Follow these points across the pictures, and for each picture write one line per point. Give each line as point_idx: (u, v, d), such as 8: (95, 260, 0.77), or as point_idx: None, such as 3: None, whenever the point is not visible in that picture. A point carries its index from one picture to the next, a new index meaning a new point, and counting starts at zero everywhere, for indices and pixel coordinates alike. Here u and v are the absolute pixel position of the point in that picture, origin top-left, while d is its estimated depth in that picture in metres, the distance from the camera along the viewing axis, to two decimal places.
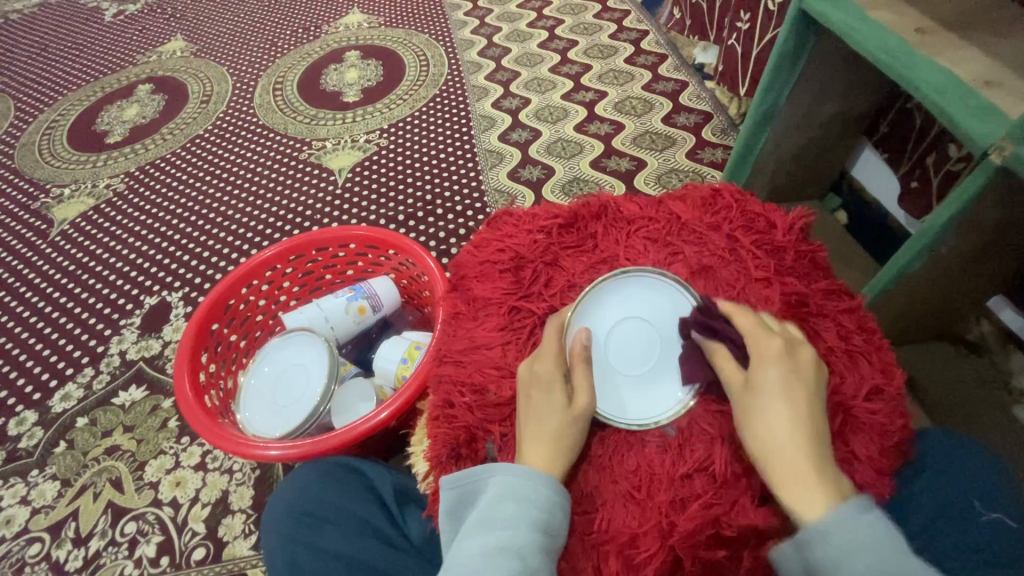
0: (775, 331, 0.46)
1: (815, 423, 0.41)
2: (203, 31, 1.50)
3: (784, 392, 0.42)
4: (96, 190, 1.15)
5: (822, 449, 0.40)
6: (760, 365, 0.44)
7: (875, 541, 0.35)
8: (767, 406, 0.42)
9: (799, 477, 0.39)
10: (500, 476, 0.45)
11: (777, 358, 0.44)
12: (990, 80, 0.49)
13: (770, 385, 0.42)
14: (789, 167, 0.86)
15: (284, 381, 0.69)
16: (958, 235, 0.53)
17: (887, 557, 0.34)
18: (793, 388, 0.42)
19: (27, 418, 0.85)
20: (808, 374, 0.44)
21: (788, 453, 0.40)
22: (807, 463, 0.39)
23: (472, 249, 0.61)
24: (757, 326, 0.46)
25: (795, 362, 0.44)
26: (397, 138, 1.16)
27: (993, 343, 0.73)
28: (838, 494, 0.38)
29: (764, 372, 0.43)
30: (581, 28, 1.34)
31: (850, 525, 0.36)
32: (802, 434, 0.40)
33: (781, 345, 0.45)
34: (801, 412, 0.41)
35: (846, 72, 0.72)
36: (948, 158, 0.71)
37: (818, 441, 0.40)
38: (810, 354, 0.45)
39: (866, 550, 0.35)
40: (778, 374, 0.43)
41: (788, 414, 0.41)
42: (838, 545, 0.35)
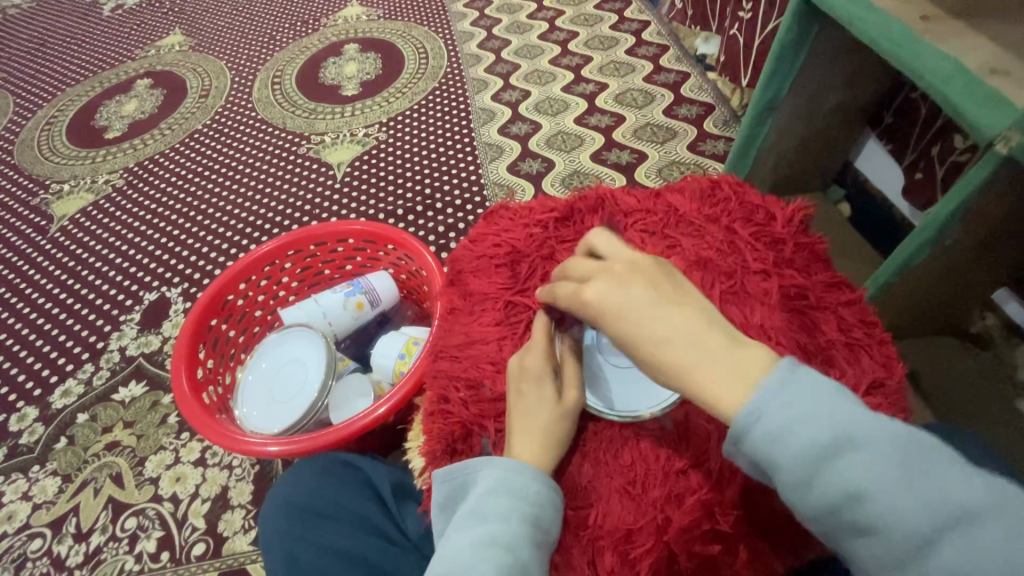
0: (593, 275, 0.44)
1: (682, 325, 0.39)
2: (202, 24, 1.49)
3: (638, 332, 0.39)
4: (95, 186, 1.15)
5: (707, 346, 0.38)
6: (604, 322, 0.41)
7: (815, 413, 0.34)
8: (639, 353, 0.39)
9: (712, 394, 0.36)
10: (491, 469, 0.44)
11: (607, 304, 0.41)
12: (996, 67, 0.48)
13: (626, 335, 0.40)
14: (791, 158, 0.84)
15: (280, 377, 0.69)
16: (962, 226, 0.52)
17: (822, 424, 0.34)
18: (641, 320, 0.39)
19: (28, 414, 0.85)
20: (641, 292, 0.41)
21: (689, 382, 0.37)
22: (706, 367, 0.37)
23: (469, 243, 0.61)
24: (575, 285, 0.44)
25: (625, 292, 0.41)
26: (396, 132, 1.15)
27: (997, 337, 0.72)
28: (747, 380, 0.36)
29: (612, 325, 0.41)
30: (582, 19, 1.32)
31: (785, 403, 0.34)
32: (682, 346, 0.38)
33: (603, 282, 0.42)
34: (664, 339, 0.38)
35: (849, 61, 0.71)
36: (954, 148, 0.70)
37: (698, 345, 0.38)
38: (625, 274, 0.42)
39: (807, 428, 0.34)
40: (620, 319, 0.40)
41: (656, 349, 0.38)
42: (776, 429, 0.34)
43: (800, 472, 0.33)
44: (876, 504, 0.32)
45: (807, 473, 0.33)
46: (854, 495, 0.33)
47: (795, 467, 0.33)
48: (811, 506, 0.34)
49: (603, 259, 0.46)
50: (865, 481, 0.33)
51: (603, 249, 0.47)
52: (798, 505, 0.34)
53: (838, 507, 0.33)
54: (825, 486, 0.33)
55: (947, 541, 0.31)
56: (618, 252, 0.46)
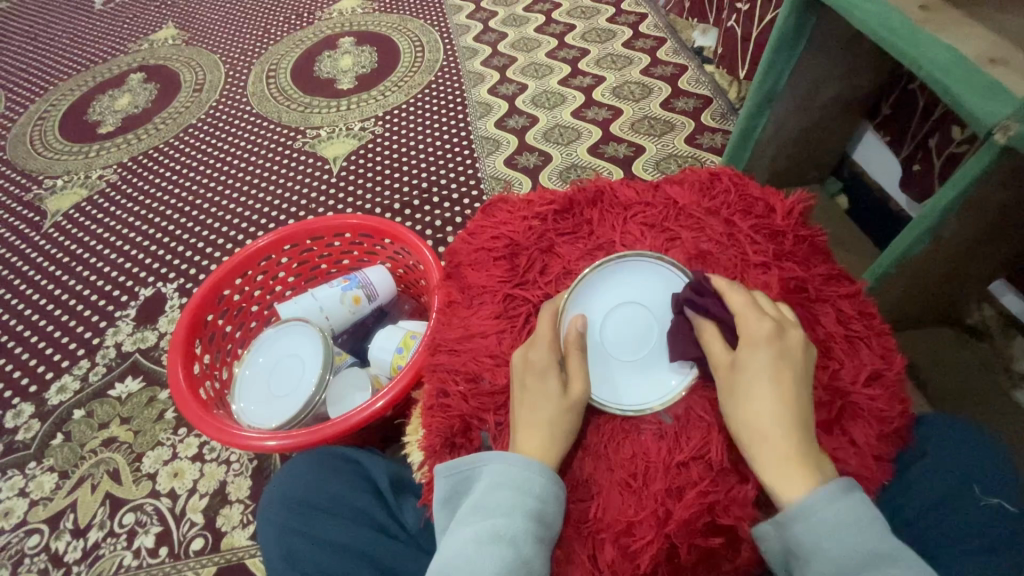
0: (766, 311, 0.46)
1: (798, 407, 0.42)
2: (195, 18, 1.47)
3: (772, 377, 0.42)
4: (89, 181, 1.14)
5: (807, 432, 0.41)
6: (750, 348, 0.44)
7: (863, 531, 0.37)
8: (753, 390, 0.42)
9: (779, 459, 0.40)
10: (495, 464, 0.44)
11: (766, 341, 0.43)
12: (995, 57, 0.48)
13: (755, 370, 0.43)
14: (789, 151, 0.84)
15: (280, 372, 0.69)
16: (961, 218, 0.52)
17: (867, 541, 0.36)
18: (781, 373, 0.42)
19: (23, 411, 0.85)
20: (797, 357, 0.43)
21: (769, 437, 0.41)
22: (792, 446, 0.40)
23: (466, 236, 0.61)
24: (748, 307, 0.46)
25: (783, 343, 0.44)
26: (393, 126, 1.14)
27: (994, 329, 0.72)
28: (817, 476, 0.40)
29: (751, 357, 0.43)
30: (578, 12, 1.32)
31: (838, 512, 0.38)
32: (788, 419, 0.41)
33: (769, 329, 0.44)
34: (785, 396, 0.42)
35: (848, 52, 0.71)
36: (951, 139, 0.70)
37: (803, 425, 0.41)
38: (798, 333, 0.45)
39: (848, 536, 0.37)
40: (765, 357, 0.43)
41: (771, 397, 0.42)
42: (822, 531, 0.37)
43: (831, 569, 0.37)
44: None
45: (837, 574, 0.36)
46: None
47: (829, 564, 0.37)
48: None
49: (776, 309, 0.47)
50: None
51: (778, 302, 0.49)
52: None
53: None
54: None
55: None
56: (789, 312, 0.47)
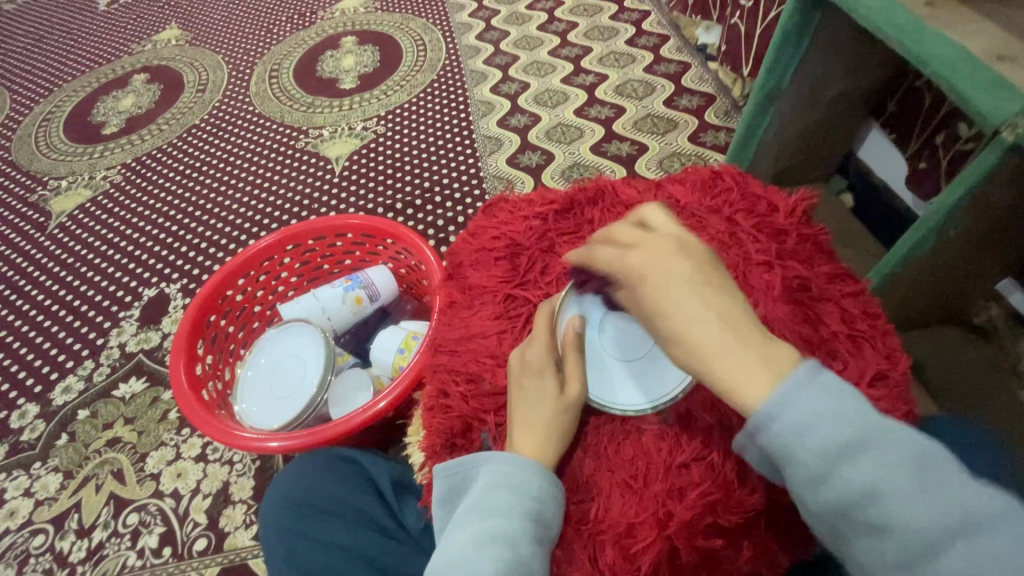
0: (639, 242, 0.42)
1: (718, 312, 0.37)
2: (198, 19, 1.47)
3: (676, 300, 0.38)
4: (93, 182, 1.14)
5: (739, 332, 0.37)
6: (637, 286, 0.40)
7: (833, 413, 0.34)
8: (668, 321, 0.38)
9: (732, 376, 0.36)
10: (494, 464, 0.44)
11: (640, 278, 0.40)
12: (1003, 54, 0.47)
13: (659, 303, 0.38)
14: (793, 149, 0.83)
15: (280, 372, 0.69)
16: (967, 216, 0.52)
17: (839, 424, 0.34)
18: (681, 290, 0.38)
19: (29, 411, 0.85)
20: (688, 266, 0.39)
21: (709, 360, 0.37)
22: (736, 357, 0.36)
23: (467, 236, 0.60)
24: (615, 252, 0.43)
25: (664, 264, 0.40)
26: (395, 125, 1.14)
27: (1001, 329, 0.72)
28: (775, 369, 0.36)
29: (647, 293, 0.39)
30: (581, 10, 1.31)
31: (806, 399, 0.35)
32: (715, 331, 0.37)
33: (642, 259, 0.41)
34: (700, 311, 0.37)
35: (852, 49, 0.70)
36: (958, 137, 0.69)
37: (732, 328, 0.37)
38: (673, 245, 0.41)
39: (824, 426, 0.34)
40: (659, 286, 0.39)
41: (688, 318, 0.37)
42: (793, 427, 0.34)
43: (814, 468, 0.34)
44: (888, 507, 0.33)
45: (821, 470, 0.34)
46: (864, 495, 0.33)
47: (811, 463, 0.34)
48: (818, 504, 0.34)
49: (645, 229, 0.44)
50: (877, 482, 0.33)
51: (651, 222, 0.45)
52: (808, 502, 0.35)
53: (847, 507, 0.34)
54: (839, 485, 0.33)
55: (954, 552, 0.32)
56: (667, 228, 0.44)
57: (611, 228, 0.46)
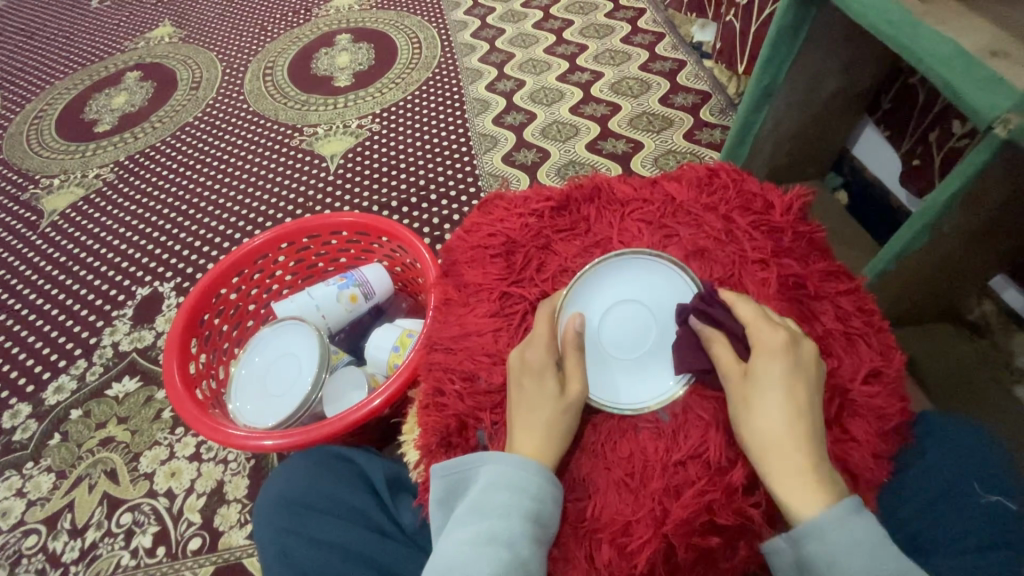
0: (779, 323, 0.45)
1: (812, 420, 0.41)
2: (192, 16, 1.46)
3: (784, 387, 0.41)
4: (86, 180, 1.13)
5: (821, 451, 0.40)
6: (766, 362, 0.42)
7: (876, 547, 0.36)
8: (768, 400, 0.41)
9: (794, 472, 0.39)
10: (492, 464, 0.44)
11: (781, 353, 0.42)
12: (996, 50, 0.47)
13: (770, 381, 0.42)
14: (788, 146, 0.84)
15: (276, 370, 0.68)
16: (960, 213, 0.52)
17: (882, 557, 0.36)
18: (795, 382, 0.42)
19: (21, 411, 0.84)
20: (808, 366, 0.43)
21: (785, 448, 0.40)
22: (808, 462, 0.39)
23: (463, 233, 0.60)
24: (759, 315, 0.45)
25: (795, 353, 0.43)
26: (390, 123, 1.14)
27: (994, 324, 0.72)
28: (828, 492, 0.38)
29: (763, 366, 0.42)
30: (577, 7, 1.31)
31: (857, 529, 0.37)
32: (802, 430, 0.40)
33: (784, 340, 0.43)
34: (798, 409, 0.41)
35: (846, 47, 0.70)
36: (951, 134, 0.69)
37: (815, 440, 0.40)
38: (808, 344, 0.44)
39: (862, 560, 0.36)
40: (778, 369, 0.42)
41: (783, 406, 0.41)
42: (837, 543, 0.37)
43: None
44: None
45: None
46: None
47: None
48: None
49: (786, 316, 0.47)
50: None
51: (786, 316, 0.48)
52: None
53: None
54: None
55: None
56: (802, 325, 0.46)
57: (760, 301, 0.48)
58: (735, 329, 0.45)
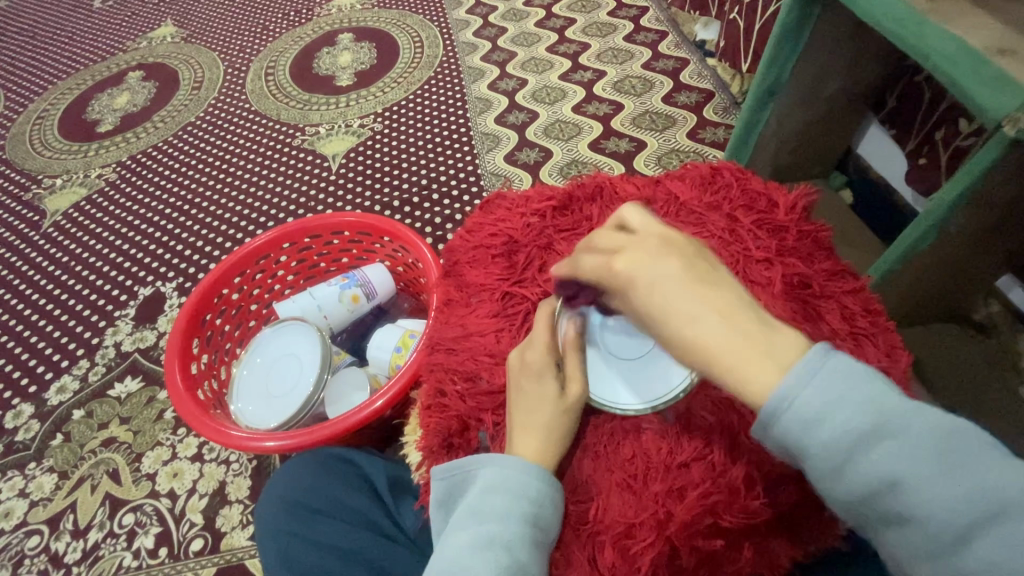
0: (618, 246, 0.41)
1: (715, 304, 0.36)
2: (194, 15, 1.46)
3: (675, 300, 0.36)
4: (88, 180, 1.13)
5: (738, 324, 0.35)
6: (632, 295, 0.38)
7: (839, 403, 0.32)
8: (670, 325, 0.36)
9: (742, 374, 0.34)
10: (492, 467, 0.44)
11: (635, 276, 0.38)
12: (1004, 48, 0.47)
13: (656, 308, 0.37)
14: (793, 145, 0.83)
15: (276, 371, 0.68)
16: (967, 211, 0.51)
17: (849, 413, 0.32)
18: (679, 286, 0.37)
19: (23, 411, 0.85)
20: (676, 260, 0.38)
21: (710, 356, 0.35)
22: (735, 347, 0.35)
23: (465, 233, 0.60)
24: (597, 257, 0.41)
25: (651, 263, 0.38)
26: (392, 122, 1.14)
27: (1002, 324, 0.72)
28: (780, 363, 0.34)
29: (641, 296, 0.37)
30: (579, 5, 1.30)
31: (813, 391, 0.32)
32: (710, 325, 0.35)
33: (627, 261, 0.39)
34: (699, 311, 0.36)
35: (851, 45, 0.70)
36: (958, 133, 0.68)
37: (734, 327, 0.35)
38: (656, 244, 0.39)
39: (837, 413, 0.32)
40: (656, 292, 0.37)
41: (685, 321, 0.36)
42: (802, 420, 0.32)
43: (828, 460, 0.32)
44: (914, 495, 0.30)
45: (836, 463, 0.32)
46: (886, 485, 0.31)
47: (823, 456, 0.32)
48: (839, 495, 0.32)
49: (629, 229, 0.42)
50: (897, 471, 0.31)
51: (629, 218, 0.43)
52: (827, 493, 0.33)
53: (870, 498, 0.31)
54: (854, 476, 0.31)
55: (992, 536, 0.29)
56: (647, 224, 0.42)
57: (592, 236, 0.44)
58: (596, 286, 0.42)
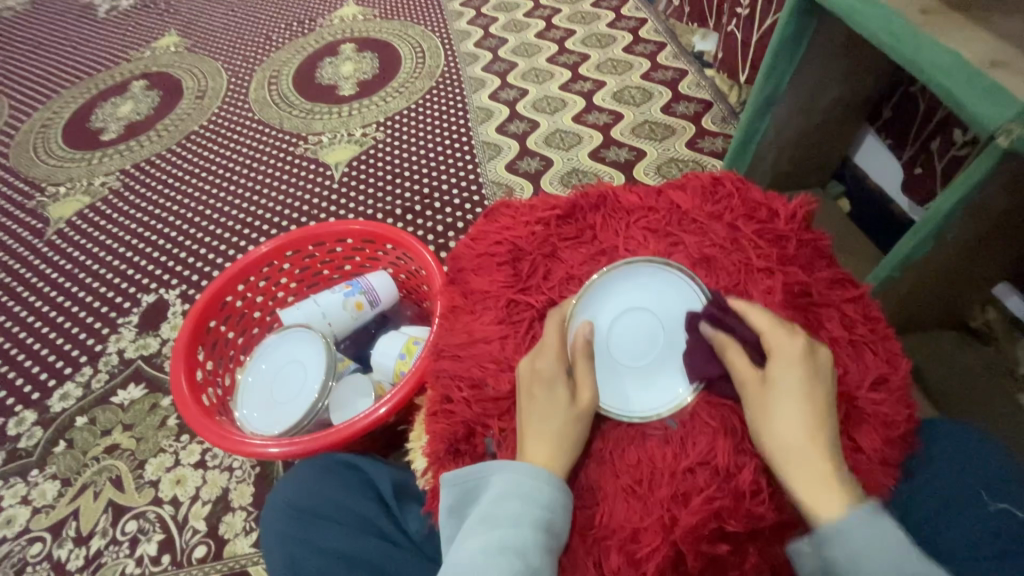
0: (794, 328, 0.45)
1: (829, 426, 0.41)
2: (197, 25, 1.48)
3: (803, 394, 0.41)
4: (92, 188, 1.14)
5: (836, 454, 0.40)
6: (781, 369, 0.43)
7: (894, 552, 0.35)
8: (783, 408, 0.41)
9: (817, 477, 0.39)
10: (503, 473, 0.44)
11: (798, 362, 0.43)
12: (996, 60, 0.48)
13: (788, 386, 0.42)
14: (791, 154, 0.84)
15: (281, 378, 0.69)
16: (964, 221, 0.52)
17: (903, 561, 0.35)
18: (814, 390, 0.42)
19: (26, 418, 0.85)
20: (825, 376, 0.43)
21: (802, 454, 0.40)
22: (825, 466, 0.40)
23: (470, 241, 0.61)
24: (772, 320, 0.45)
25: (816, 361, 0.43)
26: (394, 131, 1.15)
27: (999, 332, 0.72)
28: (850, 494, 0.39)
29: (782, 371, 0.42)
30: (579, 17, 1.32)
31: (872, 534, 0.36)
32: (818, 437, 0.40)
33: (801, 346, 0.43)
34: (815, 414, 0.41)
35: (847, 57, 0.71)
36: (953, 143, 0.70)
37: (833, 448, 0.40)
38: (826, 354, 0.44)
39: (886, 563, 0.35)
40: (798, 376, 0.42)
41: (801, 411, 0.41)
42: (855, 548, 0.36)
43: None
44: None
45: None
46: None
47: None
48: None
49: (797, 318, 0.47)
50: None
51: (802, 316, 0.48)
52: None
53: None
54: None
55: None
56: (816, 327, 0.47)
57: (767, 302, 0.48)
58: (751, 336, 0.45)
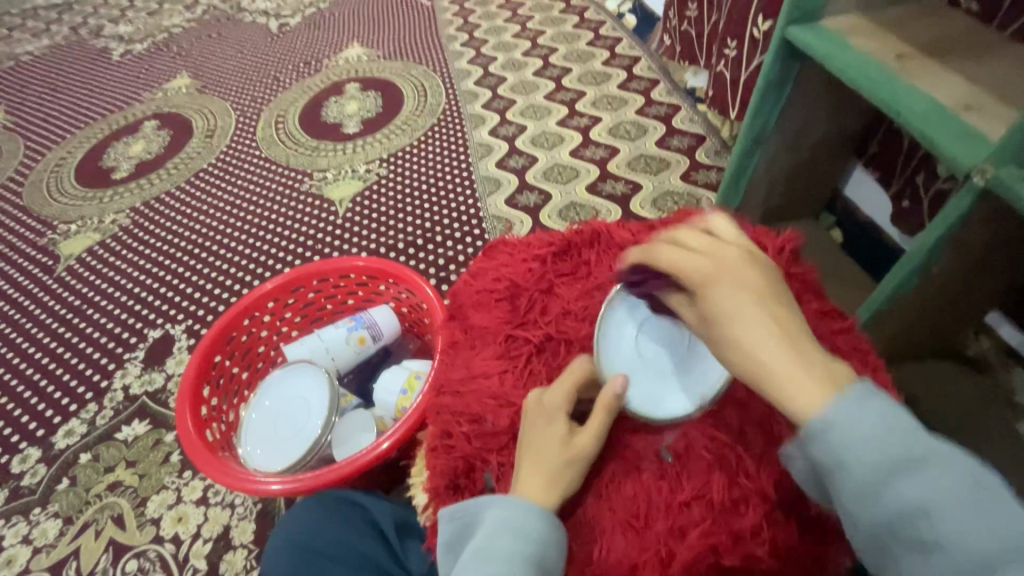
0: (704, 249, 0.42)
1: (784, 323, 0.37)
2: (208, 67, 1.54)
3: (740, 309, 0.38)
4: (102, 226, 1.17)
5: (802, 347, 0.36)
6: (704, 295, 0.39)
7: (879, 431, 0.33)
8: (729, 330, 0.38)
9: (795, 385, 0.35)
10: (497, 509, 0.45)
11: (718, 279, 0.39)
12: (968, 104, 0.51)
13: (727, 310, 0.38)
14: (781, 188, 0.87)
15: (285, 413, 0.69)
16: (947, 255, 0.54)
17: (889, 437, 0.32)
18: (750, 302, 0.38)
19: (30, 455, 0.85)
20: (755, 284, 0.39)
21: (769, 371, 0.36)
22: (797, 365, 0.36)
23: (469, 278, 0.62)
24: (678, 252, 0.42)
25: (734, 274, 0.40)
26: (397, 168, 1.18)
27: (993, 360, 0.74)
28: (831, 383, 0.35)
29: (710, 297, 0.39)
30: (574, 56, 1.37)
31: (857, 419, 0.33)
32: (782, 342, 0.36)
33: (709, 263, 0.40)
34: (772, 324, 0.37)
35: (830, 97, 0.74)
36: (937, 176, 0.72)
37: (797, 346, 0.36)
38: (743, 258, 0.41)
39: (879, 441, 0.32)
40: (728, 296, 0.38)
41: (744, 329, 0.37)
42: (841, 437, 0.33)
43: (865, 479, 0.32)
44: (942, 525, 0.31)
45: (871, 483, 0.32)
46: (919, 512, 0.31)
47: (859, 478, 0.32)
48: (867, 518, 0.33)
49: (715, 236, 0.44)
50: (933, 499, 0.31)
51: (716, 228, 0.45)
52: (856, 516, 0.33)
53: (899, 522, 0.32)
54: (889, 497, 0.32)
55: None
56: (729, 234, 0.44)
57: (675, 233, 0.46)
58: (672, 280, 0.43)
